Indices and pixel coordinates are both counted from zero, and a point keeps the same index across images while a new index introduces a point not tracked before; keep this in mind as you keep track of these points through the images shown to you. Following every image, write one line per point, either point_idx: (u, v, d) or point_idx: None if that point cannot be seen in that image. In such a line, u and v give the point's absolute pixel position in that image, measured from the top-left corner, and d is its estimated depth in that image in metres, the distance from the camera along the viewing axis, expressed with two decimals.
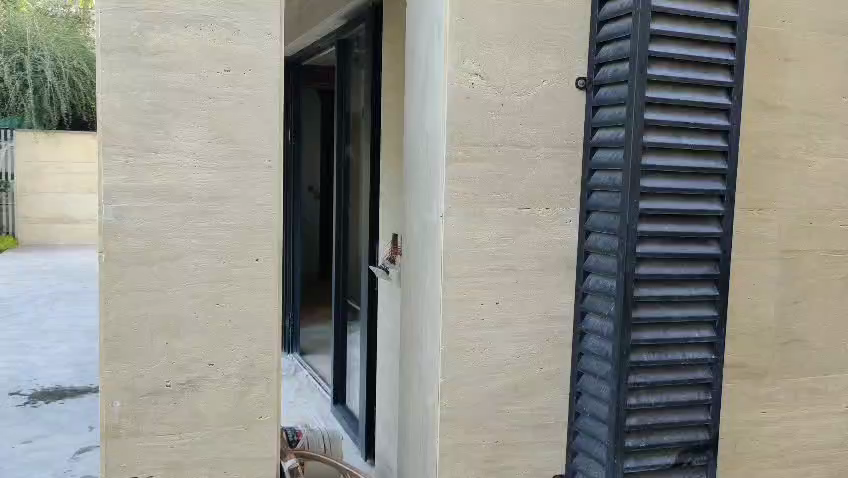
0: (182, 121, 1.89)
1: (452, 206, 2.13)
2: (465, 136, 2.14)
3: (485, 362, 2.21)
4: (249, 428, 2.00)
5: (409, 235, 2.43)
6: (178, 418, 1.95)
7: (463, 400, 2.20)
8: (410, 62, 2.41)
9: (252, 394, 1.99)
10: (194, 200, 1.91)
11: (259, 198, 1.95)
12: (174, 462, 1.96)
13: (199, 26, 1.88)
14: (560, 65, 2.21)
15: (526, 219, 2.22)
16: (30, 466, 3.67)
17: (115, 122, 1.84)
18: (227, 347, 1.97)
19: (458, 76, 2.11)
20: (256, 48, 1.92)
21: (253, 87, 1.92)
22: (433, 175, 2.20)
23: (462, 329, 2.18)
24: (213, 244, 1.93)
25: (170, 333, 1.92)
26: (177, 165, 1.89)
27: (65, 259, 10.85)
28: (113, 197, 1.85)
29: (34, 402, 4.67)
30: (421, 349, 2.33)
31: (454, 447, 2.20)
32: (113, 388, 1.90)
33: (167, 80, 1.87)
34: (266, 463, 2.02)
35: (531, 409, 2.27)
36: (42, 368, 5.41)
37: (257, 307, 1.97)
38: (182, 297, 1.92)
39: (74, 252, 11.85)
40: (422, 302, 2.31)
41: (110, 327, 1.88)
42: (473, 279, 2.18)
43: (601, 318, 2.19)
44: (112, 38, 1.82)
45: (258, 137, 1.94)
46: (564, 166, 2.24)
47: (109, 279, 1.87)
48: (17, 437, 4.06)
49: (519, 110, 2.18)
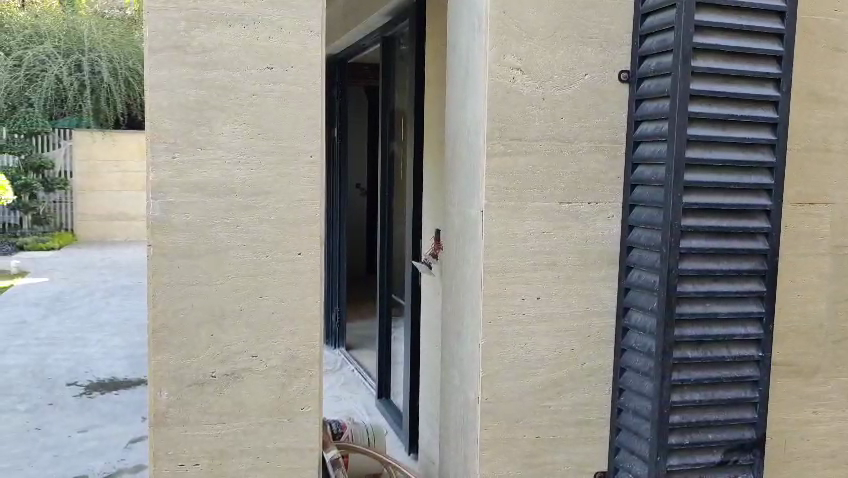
0: (226, 118, 1.93)
1: (492, 200, 2.14)
2: (506, 131, 2.13)
3: (526, 357, 2.21)
4: (291, 419, 2.04)
5: (450, 230, 2.44)
6: (223, 408, 2.00)
7: (503, 394, 2.20)
8: (451, 56, 2.41)
9: (295, 385, 2.03)
10: (238, 195, 1.95)
11: (301, 193, 1.99)
12: (219, 452, 2.01)
13: (242, 25, 1.92)
14: (602, 58, 2.19)
15: (567, 214, 2.21)
16: (87, 455, 3.79)
17: (163, 120, 1.90)
18: (271, 339, 2.01)
19: (497, 71, 2.11)
20: (298, 45, 1.96)
21: (294, 84, 1.96)
22: (474, 170, 2.20)
23: (502, 323, 2.18)
24: (257, 238, 1.97)
25: (215, 325, 1.97)
26: (221, 160, 1.93)
27: (121, 255, 11.13)
28: (161, 192, 1.91)
29: (90, 393, 4.82)
30: (462, 343, 2.33)
31: (495, 441, 2.20)
32: (160, 378, 1.96)
33: (211, 78, 1.91)
34: (309, 454, 2.06)
35: (572, 405, 2.26)
36: (98, 360, 5.58)
37: (300, 300, 2.01)
38: (227, 290, 1.97)
39: (129, 248, 12.15)
40: (463, 296, 2.32)
41: (157, 318, 1.94)
42: (513, 274, 2.18)
43: (644, 313, 2.16)
44: (159, 38, 1.88)
45: (301, 133, 1.97)
46: (606, 160, 2.22)
47: (158, 273, 1.93)
48: (74, 426, 4.21)
49: (560, 104, 2.17)
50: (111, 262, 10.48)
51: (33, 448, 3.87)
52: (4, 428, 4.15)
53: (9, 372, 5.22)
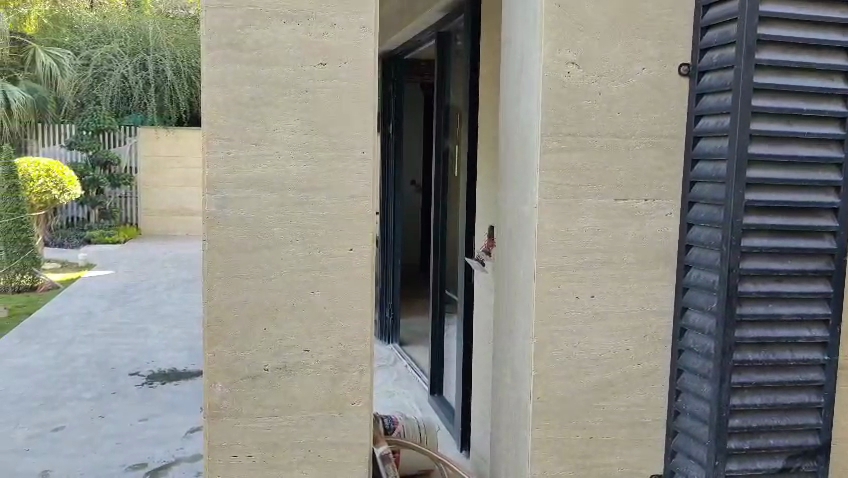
0: (280, 114, 1.95)
1: (546, 196, 2.11)
2: (560, 126, 2.10)
3: (580, 356, 2.17)
4: (343, 414, 2.05)
5: (503, 227, 2.41)
6: (276, 401, 2.02)
7: (556, 393, 2.17)
8: (506, 51, 2.38)
9: (346, 380, 2.04)
10: (291, 191, 1.97)
11: (355, 189, 1.99)
12: (272, 445, 2.03)
13: (297, 22, 1.93)
14: (661, 51, 2.14)
15: (624, 211, 2.16)
16: (147, 443, 3.90)
17: (218, 116, 1.92)
18: (322, 335, 2.02)
19: (553, 65, 2.08)
20: (351, 40, 1.96)
21: (348, 80, 1.96)
22: (527, 166, 2.17)
23: (555, 322, 2.15)
24: (309, 233, 1.98)
25: (269, 320, 1.99)
26: (276, 157, 1.95)
27: (182, 250, 11.36)
28: (216, 187, 1.94)
29: (152, 383, 4.95)
30: (514, 341, 2.31)
31: (547, 440, 2.17)
32: (215, 371, 1.99)
33: (267, 74, 1.93)
34: (360, 449, 2.07)
35: (627, 406, 2.21)
36: (160, 351, 5.73)
37: (351, 296, 2.02)
38: (279, 284, 1.99)
39: (190, 243, 12.40)
40: (516, 294, 2.29)
41: (213, 311, 1.97)
42: (567, 272, 2.14)
43: (702, 314, 2.10)
44: (215, 35, 1.90)
45: (354, 129, 1.98)
46: (665, 156, 2.16)
47: (213, 267, 1.96)
48: (136, 415, 4.32)
49: (617, 99, 2.13)
50: (172, 256, 10.75)
51: (97, 436, 3.99)
52: (71, 416, 4.29)
53: (76, 360, 5.40)
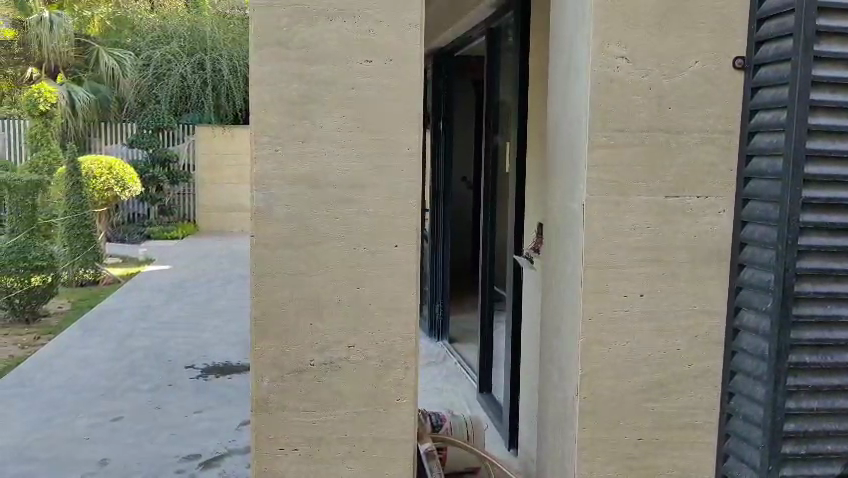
0: (327, 111, 1.96)
1: (594, 193, 2.07)
2: (608, 121, 2.06)
3: (628, 356, 2.13)
4: (388, 410, 2.06)
5: (551, 224, 2.39)
6: (321, 396, 2.04)
7: (603, 393, 2.13)
8: (555, 46, 2.36)
9: (390, 376, 2.05)
10: (337, 188, 1.98)
11: (400, 185, 2.00)
12: (317, 438, 2.05)
13: (343, 19, 1.95)
14: (715, 44, 2.08)
15: (675, 208, 2.11)
16: (201, 434, 3.98)
17: (266, 114, 1.95)
18: (367, 331, 2.03)
19: (602, 59, 2.04)
20: (397, 38, 1.96)
21: (394, 77, 1.97)
22: (575, 162, 2.15)
23: (603, 321, 2.12)
24: (355, 229, 2.00)
25: (315, 315, 2.01)
26: (322, 154, 1.97)
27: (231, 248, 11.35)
28: (264, 184, 1.96)
29: (206, 376, 5.05)
30: (561, 339, 2.29)
31: (594, 441, 2.14)
32: (263, 365, 2.02)
33: (313, 72, 1.95)
34: (405, 445, 2.07)
35: (677, 407, 2.16)
36: (214, 344, 5.84)
37: (395, 292, 2.03)
38: (325, 280, 2.01)
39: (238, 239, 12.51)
40: (563, 292, 2.26)
41: (260, 306, 2.00)
42: (617, 270, 2.11)
43: (757, 314, 2.07)
44: (263, 33, 1.93)
45: (400, 127, 1.99)
46: (718, 152, 2.10)
47: (261, 263, 1.98)
48: (190, 407, 4.42)
49: (668, 94, 2.08)
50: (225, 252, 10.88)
51: (154, 426, 4.09)
52: (128, 406, 4.41)
53: (134, 353, 5.56)
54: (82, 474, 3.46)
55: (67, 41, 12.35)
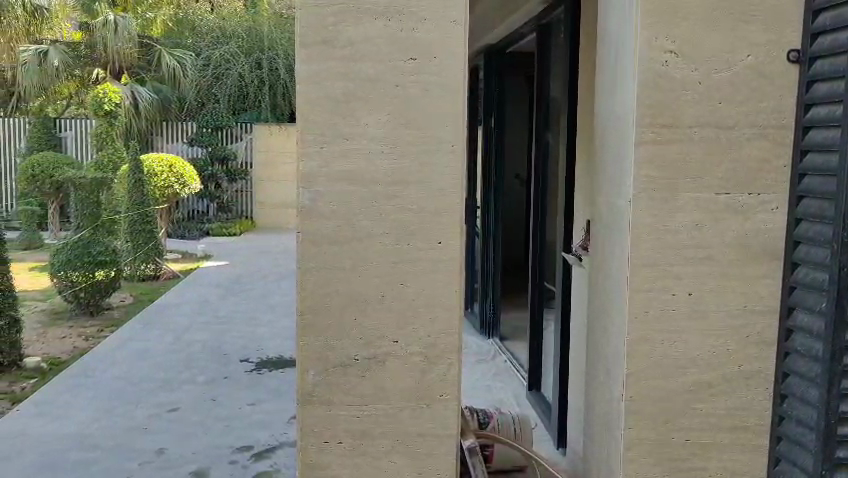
0: (372, 109, 1.99)
1: (641, 191, 2.05)
2: (656, 117, 2.03)
3: (675, 355, 2.10)
4: (431, 405, 2.07)
5: (599, 222, 2.36)
6: (365, 390, 2.07)
7: (649, 393, 2.10)
8: (603, 42, 2.34)
9: (434, 372, 2.06)
10: (381, 185, 2.01)
11: (445, 182, 2.01)
12: (361, 432, 2.08)
13: (388, 18, 1.97)
14: (768, 37, 2.03)
15: (725, 205, 2.07)
16: (254, 427, 4.07)
17: (312, 112, 1.98)
18: (411, 326, 2.05)
19: (649, 54, 2.01)
20: (441, 35, 1.98)
21: (438, 74, 1.98)
22: (622, 159, 2.12)
23: (650, 320, 2.09)
24: (398, 226, 2.02)
25: (360, 310, 2.04)
26: (366, 151, 2.00)
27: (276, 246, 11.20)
28: (310, 181, 2.00)
29: (260, 370, 5.15)
30: (607, 337, 2.26)
31: (640, 440, 2.11)
32: (308, 358, 2.05)
33: (358, 71, 1.98)
34: (448, 440, 2.09)
35: (727, 408, 2.11)
36: (268, 339, 5.95)
37: (438, 289, 2.04)
38: (370, 276, 2.03)
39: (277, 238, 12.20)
40: (610, 289, 2.24)
41: (305, 301, 2.03)
42: (663, 268, 2.08)
43: (811, 315, 2.00)
44: (309, 32, 1.96)
45: (444, 124, 2.00)
46: (771, 147, 2.05)
47: (306, 259, 2.02)
48: (245, 400, 4.52)
49: (718, 89, 2.04)
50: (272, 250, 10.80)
51: (209, 418, 4.20)
52: (185, 398, 4.54)
53: (192, 346, 5.70)
54: (140, 463, 3.57)
55: (131, 43, 12.58)
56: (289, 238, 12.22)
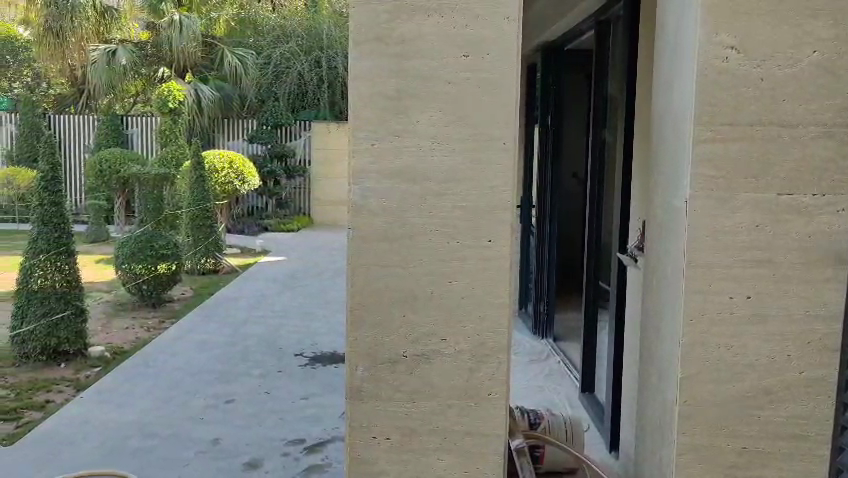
0: (424, 106, 1.99)
1: (699, 190, 2.00)
2: (715, 115, 1.98)
3: (732, 360, 2.04)
4: (479, 404, 2.06)
5: (655, 222, 2.32)
6: (413, 388, 2.07)
7: (704, 398, 2.05)
8: (661, 40, 2.30)
9: (482, 370, 2.05)
10: (431, 182, 2.01)
11: (496, 180, 2.00)
12: (409, 429, 2.09)
13: (441, 14, 1.97)
14: (836, 32, 1.95)
15: (786, 206, 2.00)
16: (307, 421, 4.11)
17: (364, 109, 2.00)
18: (460, 324, 2.04)
19: (708, 51, 1.96)
20: (495, 31, 1.97)
21: (491, 71, 1.97)
22: (679, 158, 2.07)
23: (706, 323, 2.03)
24: (448, 224, 2.01)
25: (409, 307, 2.04)
26: (418, 148, 2.00)
27: (329, 245, 11.06)
28: (361, 178, 2.02)
29: (314, 364, 5.22)
30: (662, 340, 2.22)
31: (694, 447, 2.06)
32: (357, 353, 2.07)
33: (410, 67, 1.99)
34: (497, 440, 2.07)
35: (786, 416, 2.04)
36: (322, 334, 6.02)
37: (488, 287, 2.03)
38: (419, 273, 2.03)
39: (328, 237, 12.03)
40: (665, 291, 2.19)
41: (355, 297, 2.05)
42: (720, 270, 2.02)
43: None
44: (363, 30, 1.99)
45: (495, 121, 1.98)
46: (837, 147, 1.97)
47: (356, 254, 2.03)
48: (298, 394, 4.58)
49: (781, 86, 1.97)
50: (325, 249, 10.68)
51: (263, 410, 4.27)
52: (241, 390, 4.63)
53: (248, 339, 5.81)
54: (196, 452, 3.65)
55: (195, 42, 12.90)
56: (341, 237, 12.01)
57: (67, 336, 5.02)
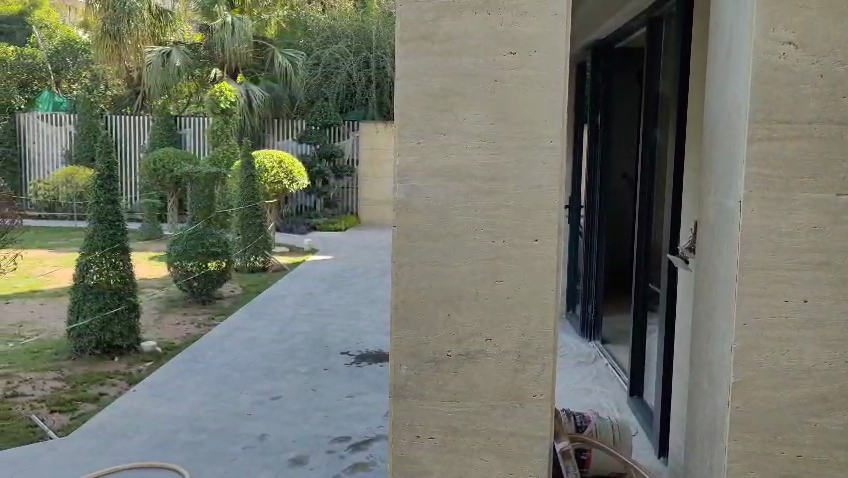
0: (469, 104, 1.98)
1: (754, 190, 1.94)
2: (771, 113, 1.92)
3: (788, 365, 1.98)
4: (524, 405, 2.04)
5: (707, 224, 2.26)
6: (457, 387, 2.05)
7: (757, 404, 1.99)
8: (716, 36, 2.23)
9: (527, 372, 2.03)
10: (477, 180, 1.99)
11: (542, 179, 1.97)
12: (452, 428, 2.07)
13: (487, 11, 1.96)
14: None
15: (845, 207, 1.93)
16: (352, 418, 4.14)
17: (410, 107, 2.00)
18: (505, 324, 2.02)
19: (765, 47, 1.91)
20: (542, 28, 1.94)
21: (538, 69, 1.95)
22: (733, 156, 2.01)
23: (760, 327, 1.97)
24: (494, 223, 2.00)
25: (453, 306, 2.03)
26: (463, 147, 1.99)
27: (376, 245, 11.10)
28: (406, 176, 2.02)
29: (359, 362, 5.24)
30: (713, 344, 2.16)
31: (746, 454, 2.00)
32: (401, 353, 2.07)
33: (457, 66, 1.98)
34: (542, 442, 2.05)
35: (843, 424, 1.97)
36: (368, 333, 6.04)
37: (534, 287, 2.01)
38: (464, 272, 2.02)
39: (375, 237, 12.08)
40: (717, 293, 2.14)
41: (399, 295, 2.05)
42: (775, 272, 1.96)
43: None
44: (409, 29, 1.99)
45: (543, 118, 1.96)
46: None
47: (401, 252, 2.03)
48: (343, 392, 4.61)
49: (840, 82, 1.90)
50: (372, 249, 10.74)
51: (308, 407, 4.31)
52: (288, 387, 4.67)
53: (296, 337, 5.87)
54: (243, 447, 3.70)
55: (247, 43, 13.12)
56: (388, 237, 12.05)
57: (121, 330, 5.16)
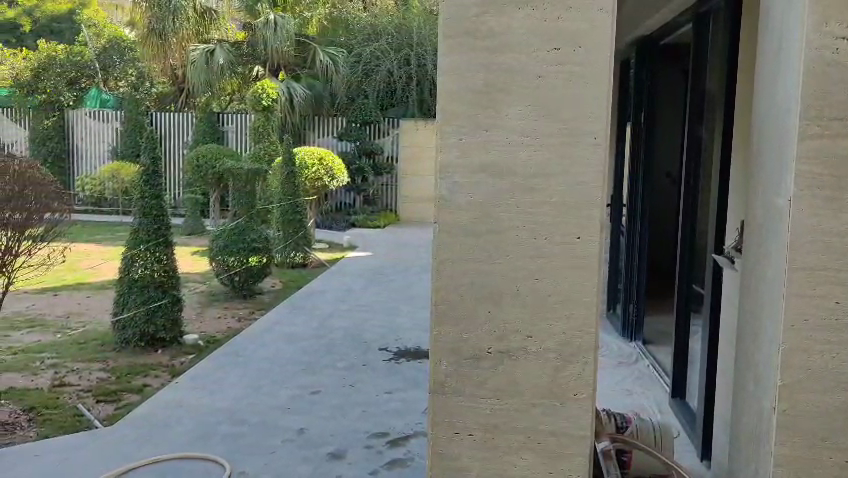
0: (513, 99, 1.97)
1: (805, 189, 1.89)
2: (823, 110, 1.87)
3: (838, 368, 1.93)
4: (565, 404, 2.03)
5: (755, 223, 2.21)
6: (497, 385, 2.04)
7: (805, 408, 1.94)
8: (766, 30, 2.18)
9: (568, 370, 2.01)
10: (520, 177, 1.98)
11: (586, 176, 1.95)
12: (492, 426, 2.07)
13: (532, 7, 1.94)
14: None
15: None
16: (391, 414, 4.15)
17: (453, 103, 2.00)
18: (546, 322, 2.01)
19: (817, 41, 1.86)
20: (587, 23, 1.92)
21: (583, 64, 1.93)
22: (783, 153, 1.97)
23: (809, 328, 1.93)
24: (537, 219, 1.98)
25: (494, 303, 2.02)
26: (506, 144, 1.98)
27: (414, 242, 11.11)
28: (449, 173, 2.01)
29: (398, 359, 5.25)
30: (760, 345, 2.11)
31: (793, 458, 1.96)
32: (441, 349, 2.06)
33: (501, 62, 1.96)
34: (583, 442, 2.03)
35: None
36: (407, 330, 6.04)
37: (577, 284, 1.99)
38: (506, 269, 2.01)
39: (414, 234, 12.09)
40: (765, 294, 2.09)
41: (440, 292, 2.04)
42: (825, 273, 1.91)
43: None
44: (453, 25, 1.98)
45: (588, 114, 1.94)
46: None
47: (442, 248, 2.03)
48: (382, 388, 4.62)
49: None
50: (410, 246, 10.75)
51: (347, 402, 4.33)
52: (327, 382, 4.70)
53: (335, 333, 5.90)
54: (283, 440, 3.74)
55: (289, 41, 13.20)
56: (426, 234, 12.05)
57: (163, 324, 5.24)
